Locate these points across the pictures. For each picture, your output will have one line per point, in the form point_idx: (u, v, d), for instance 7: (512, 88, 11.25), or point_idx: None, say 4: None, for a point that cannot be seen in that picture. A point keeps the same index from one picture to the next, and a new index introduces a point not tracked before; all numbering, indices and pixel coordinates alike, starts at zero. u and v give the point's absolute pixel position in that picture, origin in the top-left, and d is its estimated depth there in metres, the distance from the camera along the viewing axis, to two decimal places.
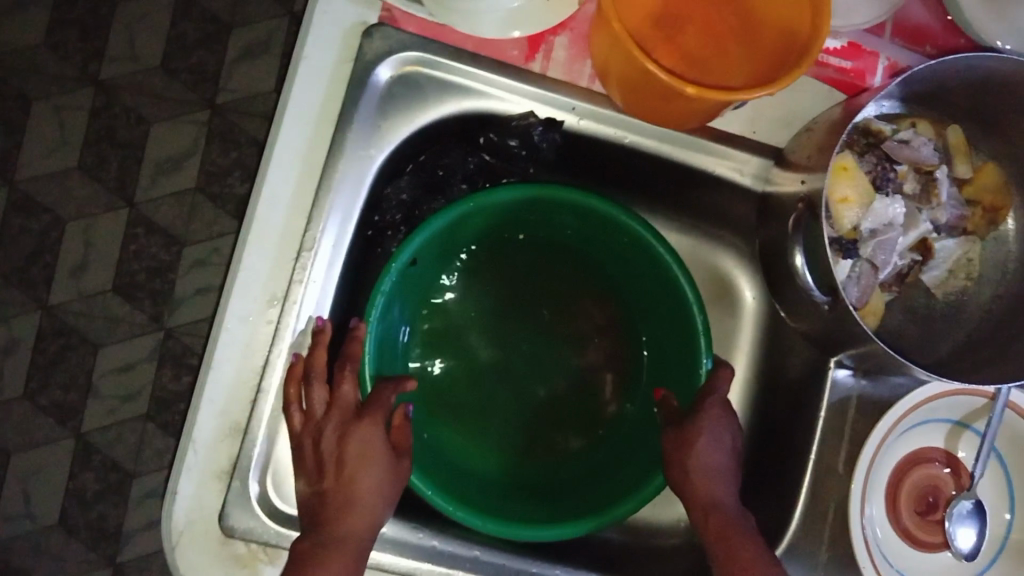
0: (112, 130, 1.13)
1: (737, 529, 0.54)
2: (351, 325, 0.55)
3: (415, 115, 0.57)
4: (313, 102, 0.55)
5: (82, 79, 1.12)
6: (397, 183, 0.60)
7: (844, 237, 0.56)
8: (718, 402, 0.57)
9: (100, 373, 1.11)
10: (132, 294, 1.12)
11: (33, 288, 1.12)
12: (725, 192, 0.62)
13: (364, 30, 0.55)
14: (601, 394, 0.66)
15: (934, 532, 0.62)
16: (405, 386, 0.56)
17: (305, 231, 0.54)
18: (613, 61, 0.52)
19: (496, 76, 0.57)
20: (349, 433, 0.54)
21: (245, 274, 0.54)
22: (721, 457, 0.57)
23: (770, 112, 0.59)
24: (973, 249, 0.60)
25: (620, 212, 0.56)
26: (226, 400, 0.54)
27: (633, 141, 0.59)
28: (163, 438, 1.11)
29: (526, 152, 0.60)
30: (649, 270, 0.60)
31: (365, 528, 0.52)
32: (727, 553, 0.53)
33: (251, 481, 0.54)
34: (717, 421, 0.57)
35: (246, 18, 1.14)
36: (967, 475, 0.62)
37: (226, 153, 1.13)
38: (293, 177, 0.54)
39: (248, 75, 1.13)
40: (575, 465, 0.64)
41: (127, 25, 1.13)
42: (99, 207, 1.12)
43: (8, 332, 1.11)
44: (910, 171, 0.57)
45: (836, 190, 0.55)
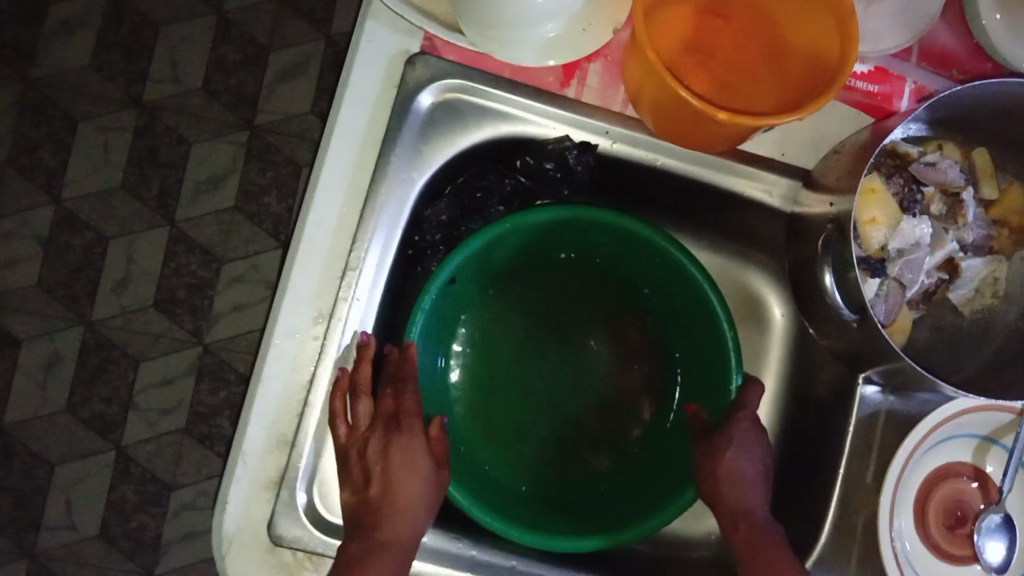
0: (154, 151, 1.16)
1: (765, 539, 0.56)
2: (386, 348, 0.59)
3: (456, 139, 0.60)
4: (358, 126, 0.57)
5: (127, 102, 1.16)
6: (437, 206, 0.63)
7: (872, 257, 0.57)
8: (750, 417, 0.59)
9: (140, 386, 1.15)
10: (172, 310, 1.15)
11: (76, 303, 1.15)
12: (755, 213, 0.64)
13: (407, 58, 0.58)
14: (634, 409, 0.68)
15: (963, 545, 0.62)
16: None
17: (350, 250, 0.57)
18: (646, 87, 0.54)
19: (534, 102, 0.60)
20: (392, 444, 0.56)
21: (293, 292, 0.56)
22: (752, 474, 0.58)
23: (798, 135, 0.61)
24: (999, 268, 0.60)
25: (652, 232, 0.58)
26: (274, 412, 0.56)
27: (665, 163, 0.61)
28: (200, 451, 1.14)
29: (561, 174, 0.62)
30: (681, 289, 0.62)
31: (409, 534, 0.54)
32: (753, 560, 0.55)
33: (298, 492, 0.56)
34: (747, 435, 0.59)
35: (283, 41, 1.18)
36: (995, 489, 0.63)
37: (264, 173, 1.16)
38: (339, 199, 0.57)
39: (286, 97, 1.17)
40: (602, 482, 0.66)
41: (169, 49, 1.17)
42: (141, 225, 1.16)
43: (52, 346, 1.15)
44: (936, 193, 0.59)
45: (863, 211, 0.56)
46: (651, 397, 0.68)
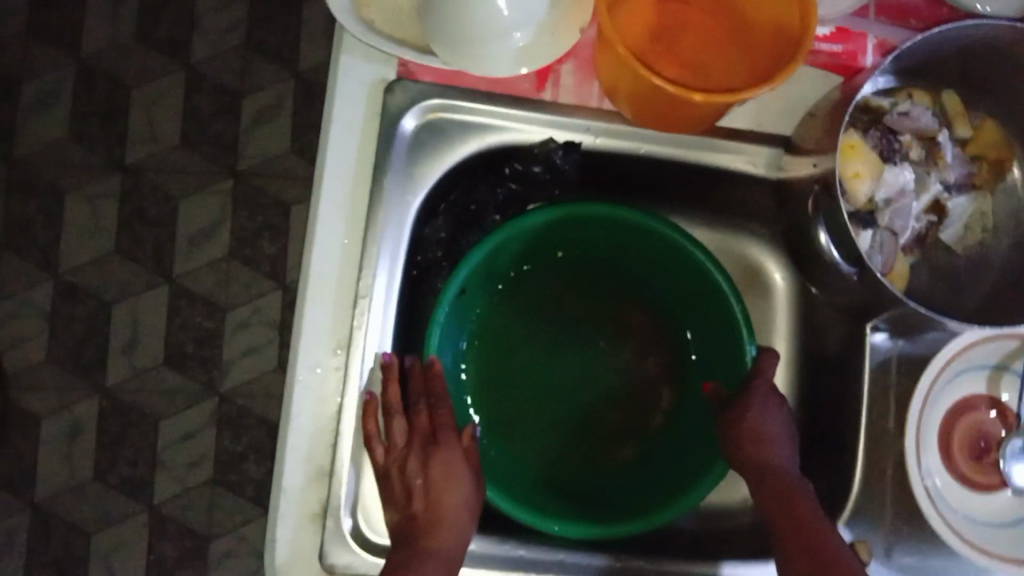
0: (143, 211, 1.18)
1: (793, 489, 0.56)
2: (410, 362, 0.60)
3: (444, 156, 0.61)
4: (347, 159, 0.59)
5: (109, 167, 1.18)
6: (434, 223, 0.64)
7: (861, 210, 0.59)
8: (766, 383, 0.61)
9: (163, 444, 1.16)
10: (184, 365, 1.16)
11: (88, 372, 1.16)
12: (742, 184, 0.65)
13: (385, 87, 0.60)
14: (654, 402, 0.69)
15: (990, 473, 0.64)
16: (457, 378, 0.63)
17: (358, 279, 0.58)
18: (621, 80, 0.56)
19: (512, 110, 0.61)
20: (431, 456, 0.58)
21: (309, 328, 0.57)
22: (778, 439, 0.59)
23: (771, 105, 0.63)
24: (985, 204, 0.62)
25: (646, 218, 0.60)
26: (308, 447, 0.57)
27: (649, 150, 0.63)
28: (231, 498, 1.15)
29: (550, 175, 0.64)
30: (683, 270, 0.64)
31: (454, 543, 0.55)
32: (783, 508, 0.55)
33: (343, 519, 0.57)
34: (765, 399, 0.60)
35: (253, 86, 1.19)
36: (1014, 415, 0.65)
37: (253, 216, 1.18)
38: (339, 231, 0.58)
39: (264, 139, 1.18)
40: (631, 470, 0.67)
41: (143, 110, 1.19)
42: (141, 285, 1.17)
43: (71, 417, 1.15)
44: (914, 140, 0.61)
45: (847, 167, 0.58)
46: (669, 382, 0.69)
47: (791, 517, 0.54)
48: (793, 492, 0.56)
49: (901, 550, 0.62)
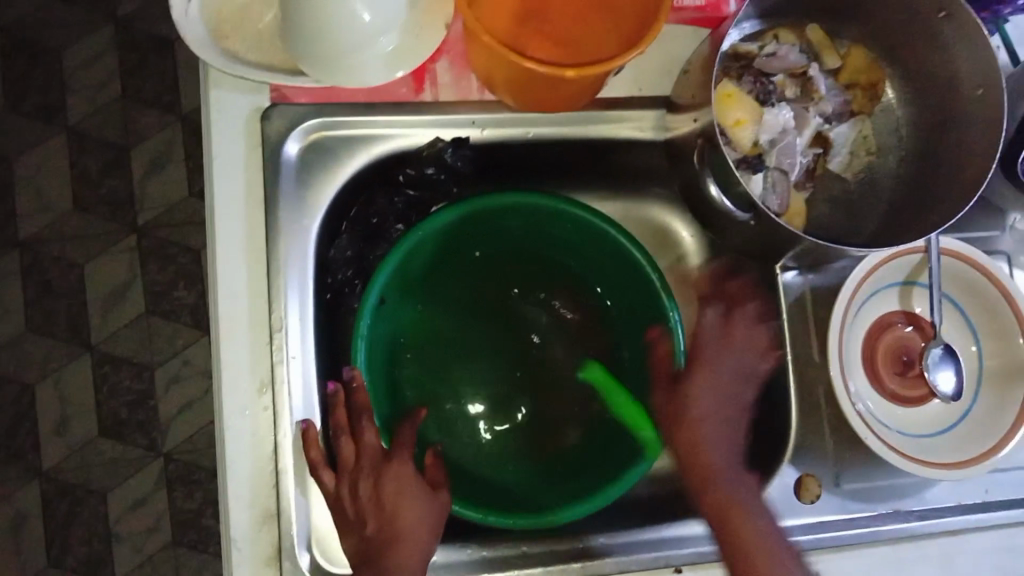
0: (49, 285, 1.14)
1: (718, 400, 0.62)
2: (347, 373, 0.58)
3: (335, 176, 0.61)
4: (237, 196, 0.58)
5: (4, 246, 1.13)
6: (338, 244, 0.63)
7: (748, 155, 0.61)
8: (712, 352, 0.63)
9: (115, 517, 1.12)
10: (122, 432, 1.13)
11: (22, 459, 1.11)
12: (634, 151, 0.66)
13: (261, 115, 0.58)
14: (592, 386, 0.69)
15: (918, 386, 0.66)
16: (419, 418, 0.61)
17: (270, 313, 0.57)
18: (495, 68, 0.56)
19: (394, 116, 0.61)
20: (383, 475, 0.57)
21: (230, 372, 0.56)
22: (720, 408, 0.62)
23: (648, 67, 0.64)
24: (865, 127, 0.65)
25: (545, 200, 0.60)
26: (251, 492, 0.56)
27: (537, 134, 0.63)
28: (196, 556, 1.12)
29: (444, 175, 0.64)
30: (596, 245, 0.64)
31: (414, 559, 0.54)
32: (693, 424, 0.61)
33: (299, 557, 0.56)
34: (716, 362, 0.63)
35: (139, 137, 1.16)
36: (929, 325, 0.67)
37: (164, 268, 1.15)
38: (243, 269, 0.57)
39: (161, 188, 1.15)
40: (579, 455, 0.67)
41: (29, 181, 1.14)
42: (61, 360, 1.13)
43: (13, 509, 1.11)
44: (787, 79, 0.62)
45: (728, 117, 0.60)
46: (605, 363, 0.69)
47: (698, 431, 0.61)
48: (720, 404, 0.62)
49: (849, 478, 0.64)
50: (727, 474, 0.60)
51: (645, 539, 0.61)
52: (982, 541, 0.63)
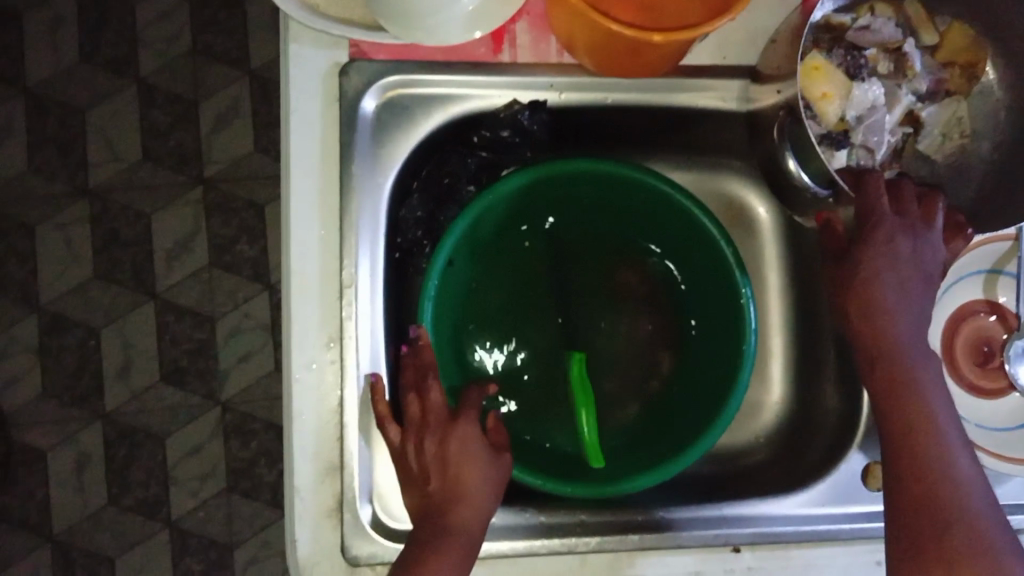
0: (116, 233, 1.16)
1: (879, 292, 0.55)
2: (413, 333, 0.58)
3: (411, 134, 0.60)
4: (312, 150, 0.58)
5: (75, 193, 1.16)
6: (409, 203, 0.63)
7: (832, 131, 0.60)
8: (891, 227, 0.55)
9: (173, 461, 1.15)
10: (182, 380, 1.16)
11: (86, 400, 1.15)
12: (714, 121, 0.65)
13: (339, 70, 0.58)
14: (653, 359, 0.69)
15: (997, 377, 0.64)
16: (489, 388, 0.61)
17: (341, 268, 0.57)
18: (576, 29, 0.54)
19: (472, 77, 0.60)
20: (449, 434, 0.57)
21: (299, 324, 0.57)
22: (898, 287, 0.56)
23: (733, 36, 0.62)
24: (960, 109, 0.62)
25: (623, 168, 0.59)
26: (315, 444, 0.57)
27: (616, 99, 0.62)
28: (249, 504, 1.15)
29: (519, 138, 0.63)
30: (670, 218, 0.62)
31: (474, 519, 0.55)
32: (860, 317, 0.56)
33: (360, 511, 0.57)
34: (891, 241, 0.55)
35: (208, 90, 1.17)
36: (1013, 316, 0.64)
37: (228, 222, 1.16)
38: (316, 222, 0.57)
39: (227, 142, 1.16)
40: (635, 427, 0.67)
41: (101, 130, 1.16)
42: (126, 306, 1.16)
43: (77, 448, 1.15)
44: (880, 53, 0.60)
45: (814, 90, 0.59)
46: (666, 335, 0.69)
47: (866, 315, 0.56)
48: (887, 298, 0.55)
49: None
50: (908, 361, 0.55)
51: (705, 515, 0.60)
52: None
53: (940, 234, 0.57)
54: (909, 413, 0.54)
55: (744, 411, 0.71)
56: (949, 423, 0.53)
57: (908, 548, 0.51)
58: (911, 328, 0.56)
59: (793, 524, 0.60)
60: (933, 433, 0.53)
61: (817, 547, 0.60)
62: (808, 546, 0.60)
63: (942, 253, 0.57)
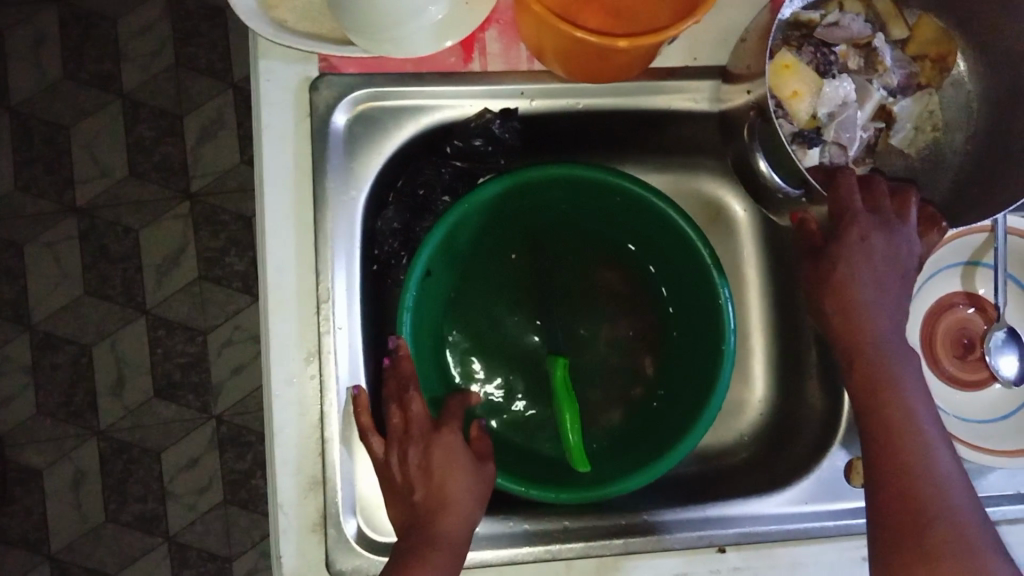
0: (105, 249, 1.16)
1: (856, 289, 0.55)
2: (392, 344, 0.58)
3: (383, 146, 0.61)
4: (286, 166, 0.58)
5: (63, 211, 1.16)
6: (385, 215, 0.63)
7: (805, 129, 0.59)
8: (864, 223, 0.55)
9: (169, 475, 1.15)
10: (175, 394, 1.16)
11: (81, 417, 1.15)
12: (687, 122, 0.65)
13: (310, 85, 0.58)
14: (634, 362, 0.69)
15: (978, 369, 0.64)
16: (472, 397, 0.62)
17: (318, 283, 0.57)
18: (544, 35, 0.54)
19: (443, 87, 0.60)
20: (432, 444, 0.57)
21: (277, 341, 0.57)
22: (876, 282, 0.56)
23: (703, 36, 0.62)
24: (931, 102, 0.62)
25: (596, 173, 0.59)
26: (298, 459, 0.57)
27: (587, 104, 0.62)
28: (246, 515, 1.16)
29: (492, 147, 0.63)
30: (647, 221, 0.62)
31: (459, 529, 0.55)
32: (837, 313, 0.56)
33: (344, 525, 0.57)
34: (867, 237, 0.55)
35: (192, 105, 1.17)
36: (992, 307, 0.65)
37: (217, 235, 1.17)
38: (292, 239, 0.57)
39: (213, 156, 1.17)
40: (618, 432, 0.67)
41: (86, 147, 1.16)
42: (117, 322, 1.16)
43: (73, 465, 1.15)
44: (850, 49, 0.60)
45: (785, 88, 0.58)
46: (648, 338, 0.69)
47: (845, 311, 0.56)
48: (864, 296, 0.55)
49: None
50: (887, 358, 0.55)
51: (689, 517, 0.60)
52: (1014, 536, 0.62)
53: (915, 228, 0.57)
54: (887, 408, 0.53)
55: (729, 411, 0.71)
56: (929, 418, 0.53)
57: (895, 542, 0.50)
58: (890, 325, 0.55)
59: (778, 523, 0.60)
60: (915, 426, 0.53)
61: (800, 545, 0.60)
62: (791, 544, 0.60)
63: (917, 246, 0.57)
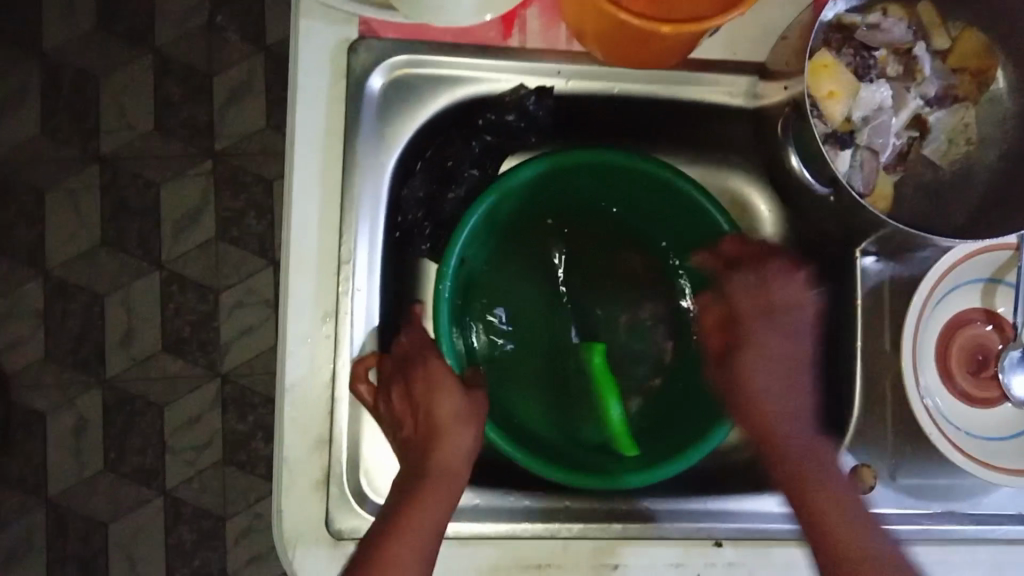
0: (125, 201, 1.16)
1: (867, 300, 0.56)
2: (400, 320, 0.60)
3: (416, 114, 0.61)
4: (318, 126, 0.58)
5: (86, 159, 1.16)
6: (411, 183, 0.61)
7: (838, 130, 0.59)
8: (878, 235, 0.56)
9: (170, 430, 1.16)
10: (183, 350, 1.16)
11: (88, 365, 1.16)
12: (719, 116, 0.65)
13: (348, 46, 0.58)
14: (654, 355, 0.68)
15: (990, 388, 0.64)
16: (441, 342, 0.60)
17: (340, 244, 0.58)
18: (587, 16, 0.54)
19: (479, 60, 0.60)
20: (410, 372, 0.56)
21: (295, 298, 0.57)
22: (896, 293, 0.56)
23: (743, 30, 0.62)
24: (967, 114, 0.61)
25: (643, 163, 0.61)
26: (306, 417, 0.57)
27: (621, 90, 0.63)
28: (244, 476, 1.16)
29: (524, 123, 0.62)
30: (684, 215, 0.64)
31: (455, 457, 0.55)
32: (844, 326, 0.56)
33: (346, 485, 0.57)
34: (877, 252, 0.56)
35: (222, 65, 1.17)
36: (1010, 327, 0.64)
37: (236, 196, 1.17)
38: (317, 199, 0.58)
39: (239, 117, 1.17)
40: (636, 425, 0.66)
41: (114, 98, 1.17)
42: (131, 275, 1.17)
43: (76, 413, 1.15)
44: (889, 55, 0.60)
45: (821, 88, 0.58)
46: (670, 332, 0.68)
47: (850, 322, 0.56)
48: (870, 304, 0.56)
49: (905, 473, 0.63)
50: None
51: (690, 509, 0.61)
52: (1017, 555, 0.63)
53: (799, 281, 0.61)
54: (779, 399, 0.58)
55: None
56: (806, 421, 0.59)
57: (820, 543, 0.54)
58: None
59: (777, 521, 0.61)
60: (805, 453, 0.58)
61: (800, 545, 0.60)
62: (791, 545, 0.60)
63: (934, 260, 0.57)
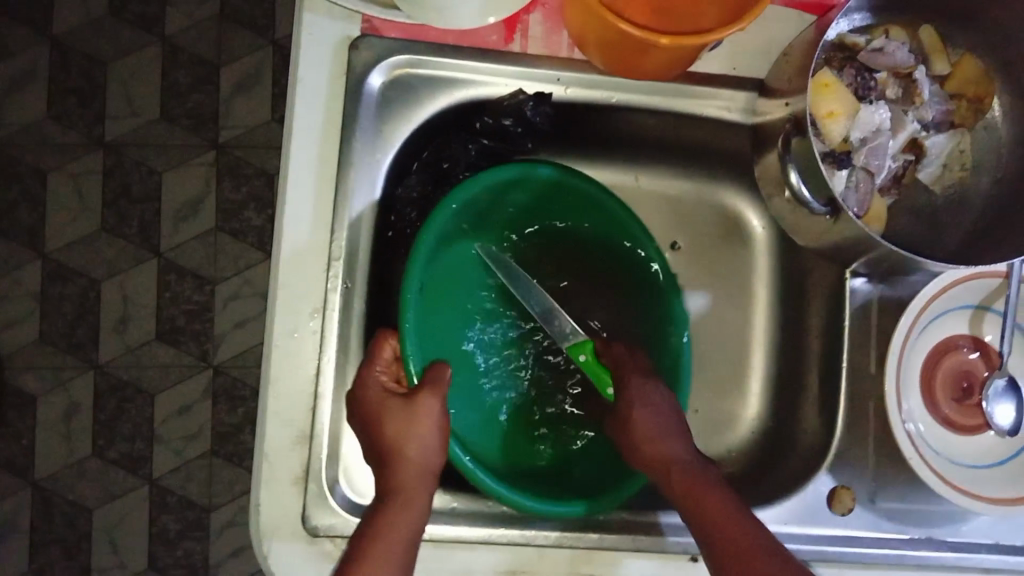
0: (127, 188, 1.17)
1: None
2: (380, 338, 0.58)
3: (413, 115, 0.61)
4: (315, 122, 0.58)
5: (91, 144, 1.17)
6: (407, 182, 0.63)
7: (835, 150, 0.59)
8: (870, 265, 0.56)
9: (160, 419, 1.16)
10: (177, 339, 1.17)
11: (81, 350, 1.16)
12: (717, 130, 0.65)
13: (350, 43, 0.58)
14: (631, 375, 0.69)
15: (974, 414, 0.64)
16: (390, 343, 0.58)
17: (331, 240, 0.58)
18: (590, 26, 0.54)
19: (480, 64, 0.61)
20: (368, 393, 0.56)
21: (283, 291, 0.57)
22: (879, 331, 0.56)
23: (744, 45, 0.62)
24: (963, 140, 0.62)
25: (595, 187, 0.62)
26: (289, 411, 0.57)
27: (620, 99, 0.62)
28: (231, 468, 1.16)
29: (521, 128, 0.63)
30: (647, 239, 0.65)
31: (416, 475, 0.54)
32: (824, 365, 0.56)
33: (324, 482, 0.57)
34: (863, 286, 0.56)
35: (231, 57, 1.18)
36: (996, 354, 0.64)
37: (238, 188, 1.17)
38: (311, 194, 0.58)
39: (245, 109, 1.17)
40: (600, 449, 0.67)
41: (122, 85, 1.17)
42: (129, 262, 1.17)
43: (67, 397, 1.16)
44: (890, 77, 0.60)
45: (822, 106, 0.57)
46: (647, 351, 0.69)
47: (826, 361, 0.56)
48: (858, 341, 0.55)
49: (885, 497, 0.63)
50: None
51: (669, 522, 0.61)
52: None
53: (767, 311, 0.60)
54: (655, 425, 0.59)
55: (719, 423, 0.70)
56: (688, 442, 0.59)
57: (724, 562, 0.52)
58: None
59: None
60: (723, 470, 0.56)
61: None
62: None
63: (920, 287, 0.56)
